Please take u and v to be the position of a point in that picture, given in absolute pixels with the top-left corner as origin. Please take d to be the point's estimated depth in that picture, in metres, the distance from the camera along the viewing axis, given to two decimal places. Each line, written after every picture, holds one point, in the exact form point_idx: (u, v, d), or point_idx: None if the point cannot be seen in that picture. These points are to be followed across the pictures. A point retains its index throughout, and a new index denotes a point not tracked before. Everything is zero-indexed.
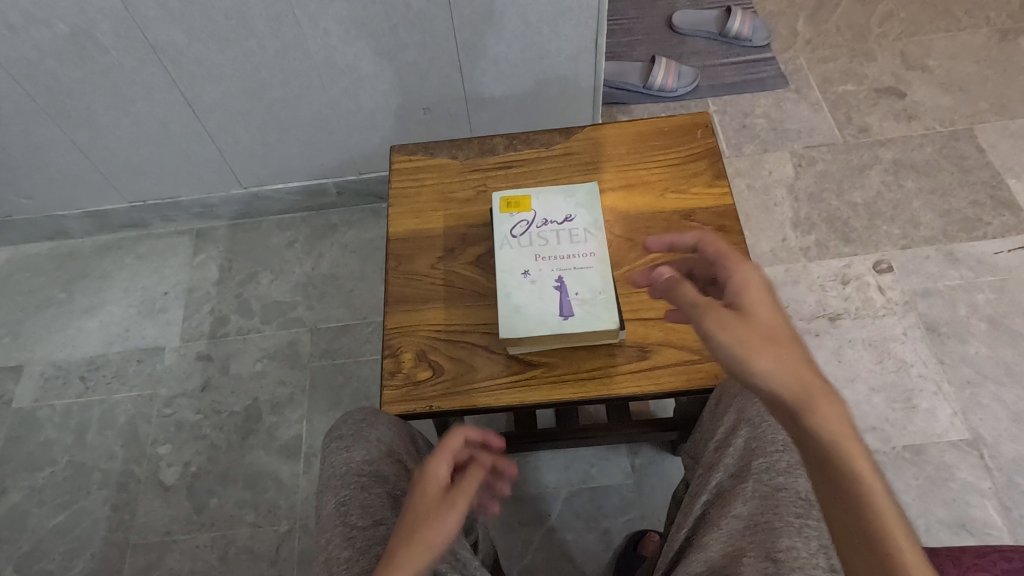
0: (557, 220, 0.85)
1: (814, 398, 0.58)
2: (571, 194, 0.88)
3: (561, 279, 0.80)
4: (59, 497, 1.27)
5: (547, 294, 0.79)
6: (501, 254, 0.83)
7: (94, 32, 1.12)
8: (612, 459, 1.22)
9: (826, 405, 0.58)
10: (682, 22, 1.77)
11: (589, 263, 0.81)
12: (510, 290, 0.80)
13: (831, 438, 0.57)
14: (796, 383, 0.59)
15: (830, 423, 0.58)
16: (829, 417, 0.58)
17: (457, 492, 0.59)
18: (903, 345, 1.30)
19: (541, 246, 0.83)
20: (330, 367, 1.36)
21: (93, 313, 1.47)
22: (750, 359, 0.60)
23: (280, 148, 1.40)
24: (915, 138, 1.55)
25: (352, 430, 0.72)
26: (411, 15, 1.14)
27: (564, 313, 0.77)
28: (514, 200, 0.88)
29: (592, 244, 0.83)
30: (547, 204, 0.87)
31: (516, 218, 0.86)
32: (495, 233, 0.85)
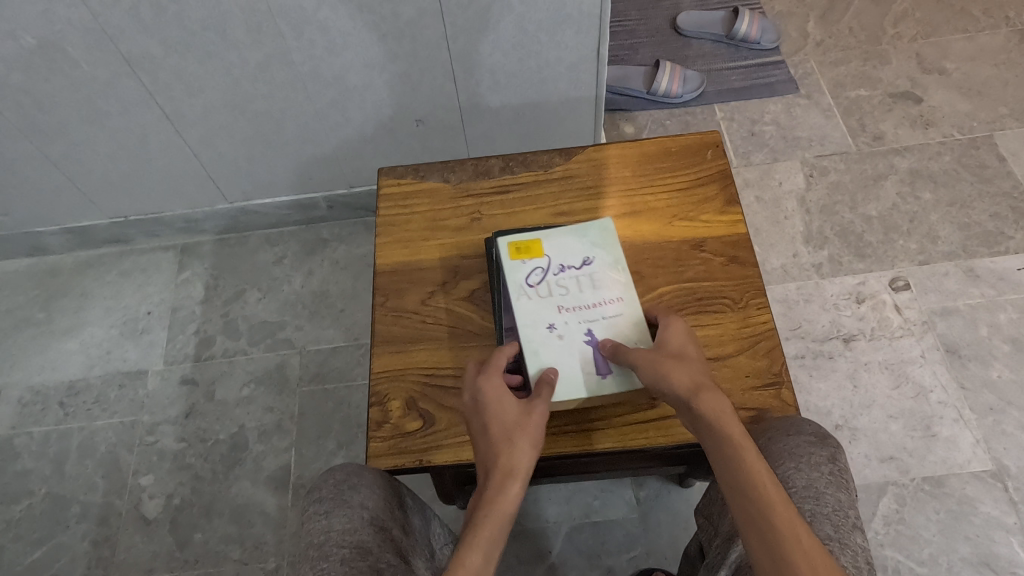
0: (574, 265, 0.79)
1: (698, 392, 0.63)
2: (584, 233, 0.82)
3: (590, 331, 0.74)
4: (37, 532, 1.21)
5: (578, 351, 0.73)
6: (521, 306, 0.76)
7: (63, 45, 1.06)
8: (617, 491, 1.16)
9: (712, 398, 0.62)
10: (687, 23, 1.70)
11: (618, 309, 0.75)
12: (537, 347, 0.73)
13: (719, 427, 0.60)
14: (686, 381, 0.63)
15: (716, 414, 0.61)
16: (715, 408, 0.61)
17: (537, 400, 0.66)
18: (922, 368, 1.23)
19: (563, 296, 0.76)
20: (319, 392, 1.29)
21: (72, 334, 1.41)
22: (653, 368, 0.65)
23: (266, 162, 1.34)
24: (932, 146, 1.48)
25: (333, 494, 0.66)
26: (400, 24, 1.07)
27: (601, 371, 0.71)
28: (523, 245, 0.80)
29: (617, 288, 0.77)
30: (561, 247, 0.81)
31: (530, 266, 0.79)
32: (508, 283, 0.78)
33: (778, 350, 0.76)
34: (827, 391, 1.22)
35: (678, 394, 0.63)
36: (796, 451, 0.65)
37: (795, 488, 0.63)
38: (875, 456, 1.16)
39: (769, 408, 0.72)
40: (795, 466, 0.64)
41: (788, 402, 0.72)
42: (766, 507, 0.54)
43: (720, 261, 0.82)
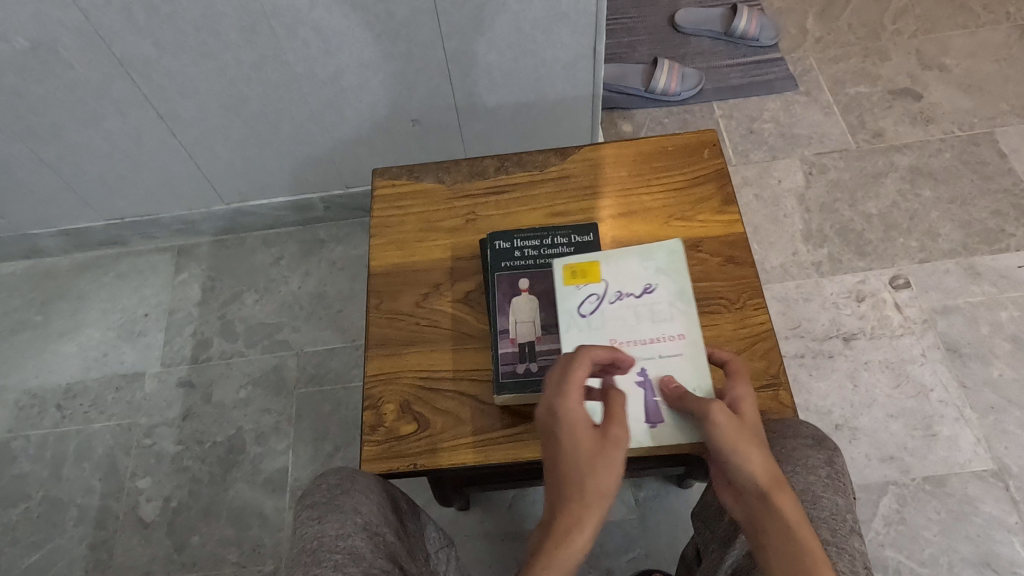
0: (634, 292, 0.74)
1: (777, 488, 0.54)
2: (649, 256, 0.76)
3: (644, 371, 0.69)
4: (34, 535, 1.20)
5: (629, 394, 0.68)
6: (570, 337, 0.72)
7: (56, 46, 1.05)
8: (616, 492, 1.15)
9: (788, 501, 0.54)
10: (685, 20, 1.69)
11: (677, 348, 0.70)
12: (583, 386, 0.69)
13: (795, 534, 0.52)
14: (769, 473, 0.55)
15: (793, 519, 0.53)
16: (791, 513, 0.53)
17: (609, 426, 0.58)
18: (922, 367, 1.23)
19: (618, 327, 0.71)
20: (317, 394, 1.29)
21: (70, 336, 1.41)
22: (733, 443, 0.56)
23: (261, 162, 1.33)
24: (932, 143, 1.47)
25: (324, 499, 0.65)
26: (395, 24, 1.07)
27: (651, 421, 0.67)
28: (581, 269, 0.75)
29: (678, 323, 0.71)
30: (621, 273, 0.75)
31: (585, 292, 0.74)
32: (560, 310, 0.74)
33: (776, 351, 0.75)
34: (827, 391, 1.21)
35: (754, 483, 0.55)
36: (793, 455, 0.64)
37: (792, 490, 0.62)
38: (875, 456, 1.15)
39: (765, 410, 0.72)
40: (792, 470, 0.63)
41: (784, 404, 0.72)
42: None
43: (717, 262, 0.81)
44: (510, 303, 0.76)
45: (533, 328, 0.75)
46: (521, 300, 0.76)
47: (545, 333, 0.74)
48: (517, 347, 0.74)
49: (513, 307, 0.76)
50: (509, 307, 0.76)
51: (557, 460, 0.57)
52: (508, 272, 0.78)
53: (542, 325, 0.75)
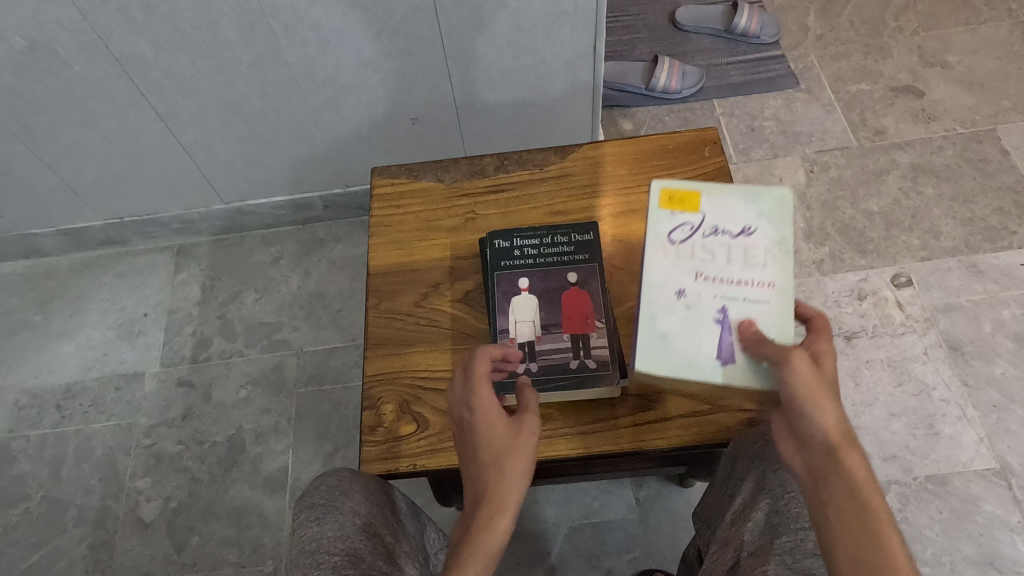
0: (733, 230, 0.71)
1: (846, 445, 0.54)
2: (755, 198, 0.72)
3: (724, 311, 0.68)
4: (34, 536, 1.20)
5: (704, 328, 0.68)
6: (653, 262, 0.71)
7: (53, 45, 1.05)
8: (617, 492, 1.15)
9: (856, 458, 0.54)
10: (686, 18, 1.68)
11: (765, 295, 0.68)
12: (658, 313, 0.69)
13: (860, 491, 0.52)
14: (840, 429, 0.55)
15: (861, 474, 0.53)
16: (858, 469, 0.53)
17: (524, 413, 0.61)
18: (924, 365, 1.22)
19: (706, 262, 0.70)
20: (317, 393, 1.29)
21: (69, 336, 1.40)
22: (809, 393, 0.56)
23: (260, 161, 1.33)
24: (934, 140, 1.47)
25: (323, 501, 0.65)
26: (394, 22, 1.06)
27: (723, 359, 0.66)
28: (680, 195, 0.73)
29: (772, 270, 0.69)
30: (723, 206, 0.72)
31: (679, 219, 0.72)
32: (649, 231, 0.73)
33: None
34: None
35: (823, 435, 0.55)
36: None
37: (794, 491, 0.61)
38: (877, 455, 1.15)
39: None
40: None
41: None
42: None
43: None
44: (510, 302, 0.75)
45: (533, 327, 0.73)
46: (521, 299, 0.75)
47: (545, 333, 0.73)
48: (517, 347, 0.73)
49: (513, 306, 0.75)
50: (509, 307, 0.75)
51: (475, 441, 0.59)
52: (508, 272, 0.77)
53: (542, 325, 0.74)
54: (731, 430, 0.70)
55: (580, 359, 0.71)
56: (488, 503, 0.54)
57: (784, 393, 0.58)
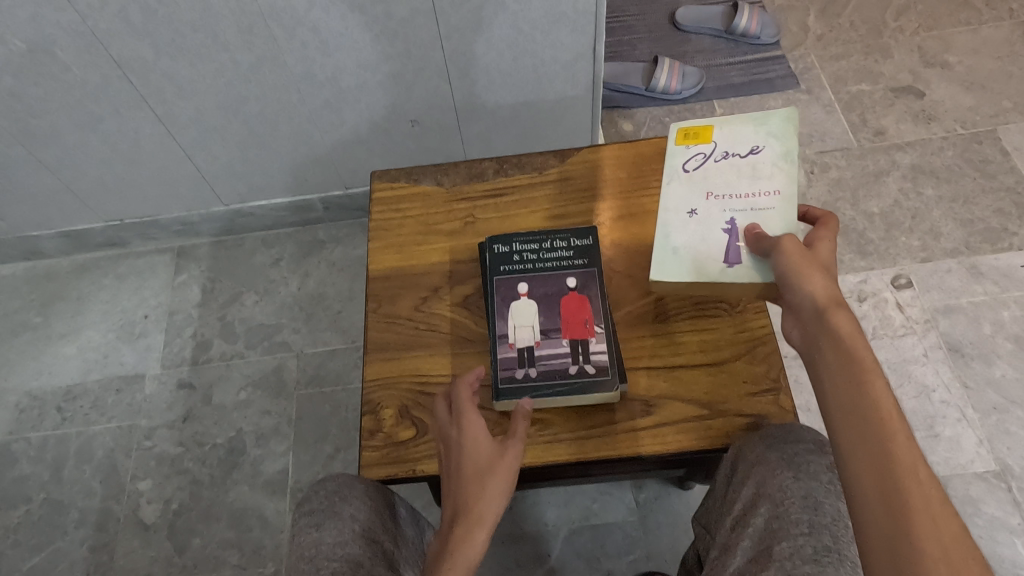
0: (741, 153, 0.80)
1: (832, 308, 0.58)
2: (762, 123, 0.81)
3: (732, 220, 0.76)
4: (35, 538, 1.21)
5: (714, 236, 0.75)
6: (669, 189, 0.80)
7: (53, 49, 1.05)
8: (617, 494, 1.15)
9: (845, 317, 0.57)
10: (685, 18, 1.68)
11: (771, 203, 0.76)
12: (671, 229, 0.77)
13: (847, 344, 0.55)
14: (827, 295, 0.59)
15: (848, 330, 0.56)
16: (846, 325, 0.56)
17: (510, 440, 0.64)
18: (924, 367, 1.22)
19: (717, 182, 0.79)
20: (317, 395, 1.29)
21: (69, 338, 1.40)
22: (795, 273, 0.62)
23: (260, 163, 1.33)
24: (934, 141, 1.47)
25: (323, 506, 0.65)
26: (394, 24, 1.06)
27: (730, 260, 0.73)
28: (693, 131, 0.83)
29: (776, 183, 0.77)
30: (732, 134, 0.81)
31: (693, 151, 0.82)
32: (667, 166, 0.82)
33: (777, 356, 0.74)
34: None
35: (811, 303, 0.59)
36: (796, 460, 0.64)
37: (794, 497, 0.61)
38: None
39: (766, 415, 0.71)
40: (794, 475, 0.63)
41: (786, 408, 0.71)
42: (884, 433, 0.50)
43: None
44: (509, 307, 0.75)
45: (532, 332, 0.74)
46: (520, 304, 0.75)
47: (545, 338, 0.73)
48: (516, 353, 0.73)
49: (513, 311, 0.75)
50: (508, 312, 0.75)
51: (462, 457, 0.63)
52: (507, 276, 0.77)
53: (541, 330, 0.74)
54: (730, 436, 0.70)
55: (579, 364, 0.71)
56: (466, 520, 0.59)
57: (778, 275, 0.64)
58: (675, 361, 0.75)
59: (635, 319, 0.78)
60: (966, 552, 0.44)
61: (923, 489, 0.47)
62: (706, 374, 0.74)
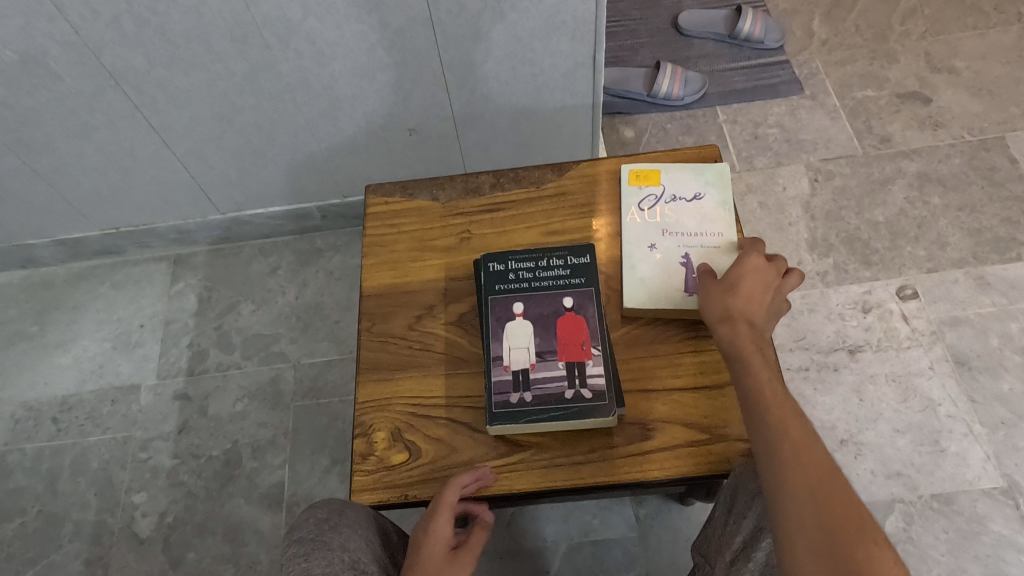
0: (686, 197, 0.83)
1: (719, 323, 0.69)
2: (700, 171, 0.85)
3: (687, 255, 0.79)
4: (29, 551, 1.20)
5: (672, 270, 0.78)
6: (626, 226, 0.82)
7: (45, 59, 1.03)
8: (616, 509, 1.13)
9: (736, 327, 0.68)
10: (688, 22, 1.66)
11: (716, 241, 0.79)
12: (635, 262, 0.79)
13: (734, 355, 0.66)
14: (718, 310, 0.69)
15: (735, 339, 0.67)
16: (737, 335, 0.67)
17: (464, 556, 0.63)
18: (930, 380, 1.20)
19: (669, 221, 0.81)
20: (314, 407, 1.27)
21: (66, 348, 1.39)
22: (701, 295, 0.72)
23: (257, 172, 1.31)
24: (941, 148, 1.44)
25: (311, 534, 0.64)
26: (390, 33, 1.04)
27: (689, 289, 0.76)
28: (644, 173, 0.86)
29: (719, 224, 0.81)
30: (677, 179, 0.85)
31: (645, 192, 0.84)
32: (622, 206, 0.84)
33: None
34: (832, 405, 1.19)
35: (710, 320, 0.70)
36: None
37: None
38: (881, 473, 1.13)
39: None
40: None
41: None
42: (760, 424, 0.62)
43: None
44: (504, 327, 0.74)
45: (527, 354, 0.72)
46: (514, 325, 0.74)
47: (540, 360, 0.72)
48: (511, 375, 0.71)
49: (508, 332, 0.73)
50: (503, 333, 0.73)
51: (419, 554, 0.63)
52: (502, 296, 0.76)
53: (537, 352, 0.72)
54: (732, 462, 0.68)
55: (575, 388, 0.70)
56: None
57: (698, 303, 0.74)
58: (673, 383, 0.73)
59: (633, 339, 0.76)
60: (826, 489, 0.56)
61: (791, 461, 0.58)
62: (705, 396, 0.72)
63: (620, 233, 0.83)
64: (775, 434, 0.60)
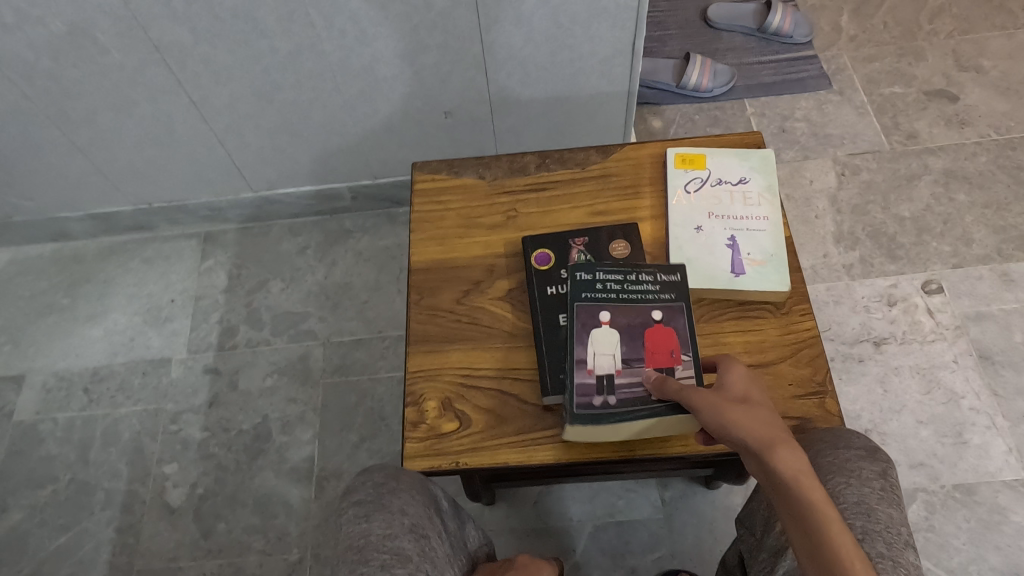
0: (731, 181, 0.85)
1: (773, 447, 0.57)
2: (745, 156, 0.86)
3: (733, 238, 0.80)
4: (61, 518, 1.21)
5: (718, 251, 0.79)
6: (672, 208, 0.83)
7: (92, 31, 1.04)
8: (642, 492, 1.15)
9: (794, 450, 0.57)
10: (717, 15, 1.67)
11: (761, 226, 0.81)
12: (682, 243, 0.80)
13: (800, 495, 0.55)
14: (763, 432, 0.59)
15: (798, 468, 0.56)
16: (797, 464, 0.57)
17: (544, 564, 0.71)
18: (953, 373, 1.21)
19: (715, 205, 0.83)
20: (343, 384, 1.29)
21: (96, 320, 1.41)
22: (728, 413, 0.60)
23: (291, 151, 1.32)
24: (967, 146, 1.45)
25: (371, 497, 0.66)
26: (433, 15, 1.05)
27: (736, 271, 0.78)
28: (689, 157, 0.87)
29: (765, 208, 0.82)
30: (722, 164, 0.86)
31: (690, 175, 0.86)
32: (667, 188, 0.86)
33: (822, 358, 0.74)
34: (856, 395, 1.21)
35: (754, 445, 0.58)
36: (846, 466, 0.64)
37: (847, 503, 0.61)
38: (904, 463, 1.14)
39: (812, 418, 0.71)
40: (845, 482, 0.63)
41: (832, 412, 0.71)
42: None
43: None
44: (589, 333, 0.73)
45: (613, 361, 0.72)
46: (601, 332, 0.73)
47: (625, 367, 0.71)
48: (595, 378, 0.70)
49: (593, 337, 0.73)
50: (588, 338, 0.72)
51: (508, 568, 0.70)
52: (589, 303, 0.74)
53: (622, 358, 0.72)
54: None
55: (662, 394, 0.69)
56: None
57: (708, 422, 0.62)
58: None
59: None
60: None
61: None
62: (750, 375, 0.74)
63: (666, 216, 0.84)
64: None
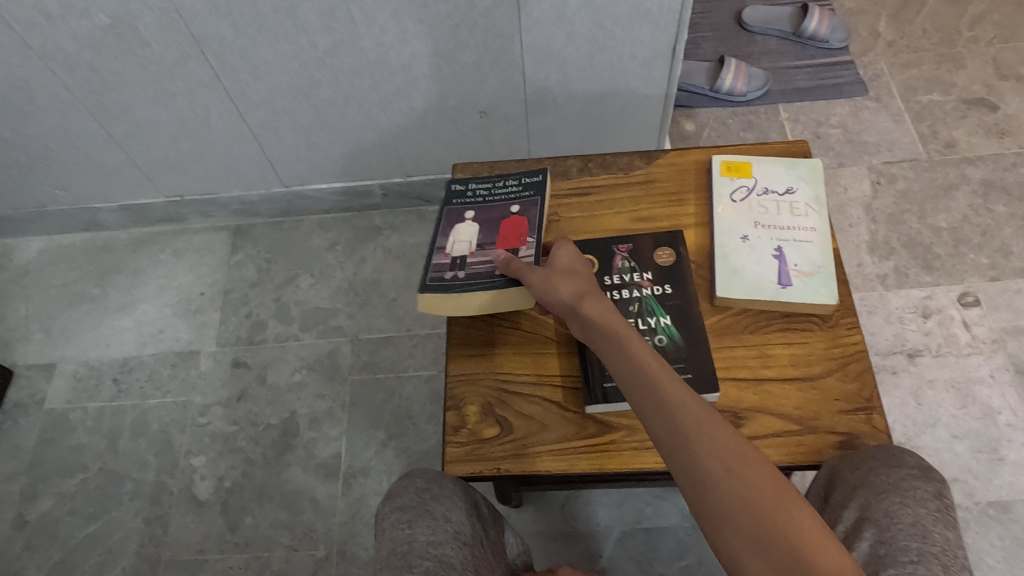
0: (778, 191, 0.84)
1: (584, 299, 0.66)
2: (792, 166, 0.85)
3: (780, 248, 0.79)
4: (90, 507, 1.22)
5: (765, 260, 0.78)
6: (716, 216, 0.82)
7: (136, 25, 1.05)
8: (670, 498, 1.14)
9: (599, 302, 0.66)
10: (752, 18, 1.65)
11: (808, 237, 0.80)
12: (727, 252, 0.79)
13: (607, 335, 0.63)
14: (572, 289, 0.67)
15: (602, 313, 0.64)
16: (602, 310, 0.65)
17: None
18: (990, 388, 1.20)
19: (761, 214, 0.82)
20: (371, 381, 1.29)
21: (126, 311, 1.42)
22: (546, 279, 0.69)
23: (325, 147, 1.32)
24: (1007, 157, 1.43)
25: (415, 502, 0.66)
26: (475, 14, 1.05)
27: (783, 282, 0.76)
28: (735, 165, 0.86)
29: (813, 218, 0.81)
30: (769, 173, 0.85)
31: (736, 183, 0.85)
32: (712, 195, 0.85)
33: (870, 374, 0.73)
34: (889, 408, 1.19)
35: (567, 300, 0.67)
36: (899, 485, 0.64)
37: (902, 524, 0.62)
38: None
39: (859, 433, 0.70)
40: (901, 502, 0.63)
41: (880, 428, 0.69)
42: (658, 394, 0.57)
43: None
44: (451, 228, 0.83)
45: (468, 246, 0.80)
46: (461, 225, 0.83)
47: (479, 250, 0.79)
48: (450, 259, 0.79)
49: (456, 229, 0.82)
50: (449, 231, 0.82)
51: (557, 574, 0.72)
52: (457, 206, 0.85)
53: (477, 244, 0.80)
54: (824, 454, 0.69)
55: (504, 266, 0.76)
56: None
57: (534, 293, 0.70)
58: (764, 374, 0.73)
59: (725, 328, 0.77)
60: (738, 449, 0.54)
61: (692, 432, 0.54)
62: (796, 388, 0.72)
63: (711, 224, 0.83)
64: (664, 399, 0.57)
